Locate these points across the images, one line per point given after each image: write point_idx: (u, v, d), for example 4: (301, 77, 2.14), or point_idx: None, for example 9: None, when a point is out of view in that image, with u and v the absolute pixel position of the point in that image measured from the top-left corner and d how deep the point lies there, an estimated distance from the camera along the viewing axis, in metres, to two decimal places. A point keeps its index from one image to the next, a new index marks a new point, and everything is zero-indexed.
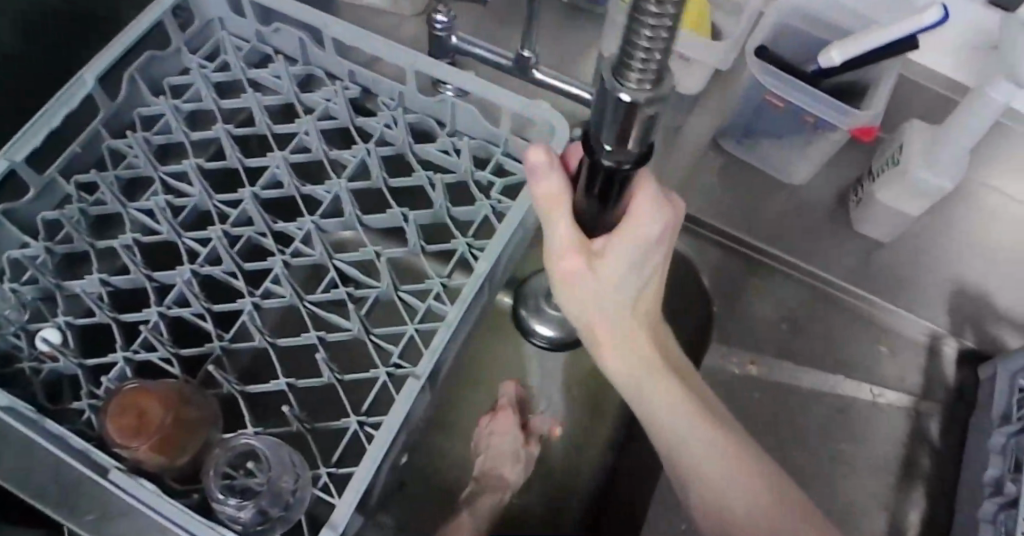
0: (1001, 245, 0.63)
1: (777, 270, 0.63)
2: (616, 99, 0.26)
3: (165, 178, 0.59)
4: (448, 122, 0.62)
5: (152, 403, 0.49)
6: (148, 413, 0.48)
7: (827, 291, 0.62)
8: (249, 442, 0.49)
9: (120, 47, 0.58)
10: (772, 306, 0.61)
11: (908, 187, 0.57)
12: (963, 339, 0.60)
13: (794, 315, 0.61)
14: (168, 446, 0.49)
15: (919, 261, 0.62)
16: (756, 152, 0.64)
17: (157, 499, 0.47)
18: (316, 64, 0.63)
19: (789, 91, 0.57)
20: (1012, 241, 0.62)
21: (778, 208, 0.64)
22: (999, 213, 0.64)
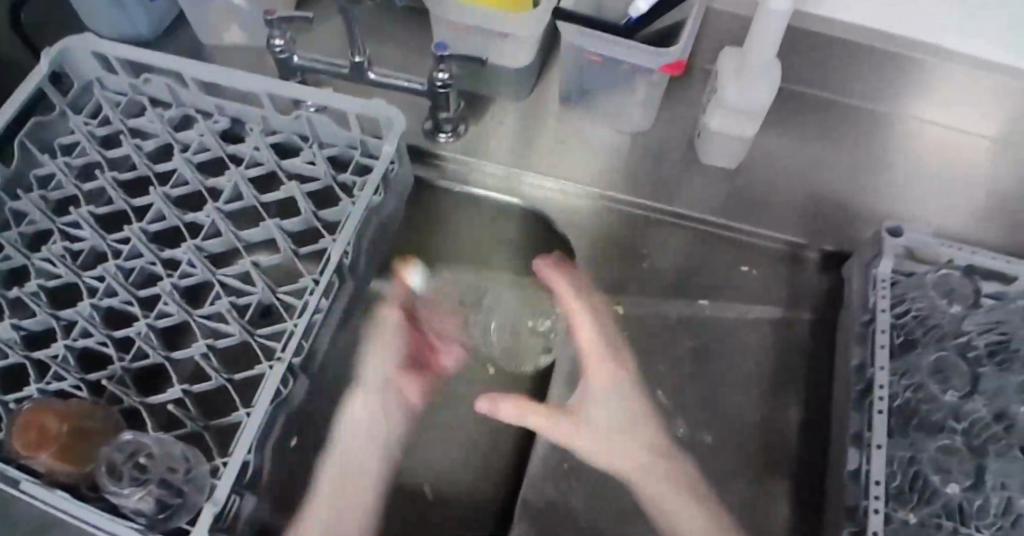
0: (852, 156, 0.69)
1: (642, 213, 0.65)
2: None
3: (63, 228, 0.65)
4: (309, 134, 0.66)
5: (48, 417, 0.54)
6: (46, 426, 0.54)
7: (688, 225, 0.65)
8: (138, 439, 0.55)
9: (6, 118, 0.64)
10: (662, 256, 0.64)
11: (729, 111, 0.61)
12: (823, 245, 0.63)
13: (655, 252, 0.64)
14: (70, 454, 0.55)
15: (798, 176, 0.67)
16: (606, 113, 0.67)
17: (59, 500, 0.50)
18: (188, 105, 0.69)
19: (599, 45, 0.61)
20: (859, 156, 0.69)
21: (637, 158, 0.67)
22: (846, 127, 0.70)
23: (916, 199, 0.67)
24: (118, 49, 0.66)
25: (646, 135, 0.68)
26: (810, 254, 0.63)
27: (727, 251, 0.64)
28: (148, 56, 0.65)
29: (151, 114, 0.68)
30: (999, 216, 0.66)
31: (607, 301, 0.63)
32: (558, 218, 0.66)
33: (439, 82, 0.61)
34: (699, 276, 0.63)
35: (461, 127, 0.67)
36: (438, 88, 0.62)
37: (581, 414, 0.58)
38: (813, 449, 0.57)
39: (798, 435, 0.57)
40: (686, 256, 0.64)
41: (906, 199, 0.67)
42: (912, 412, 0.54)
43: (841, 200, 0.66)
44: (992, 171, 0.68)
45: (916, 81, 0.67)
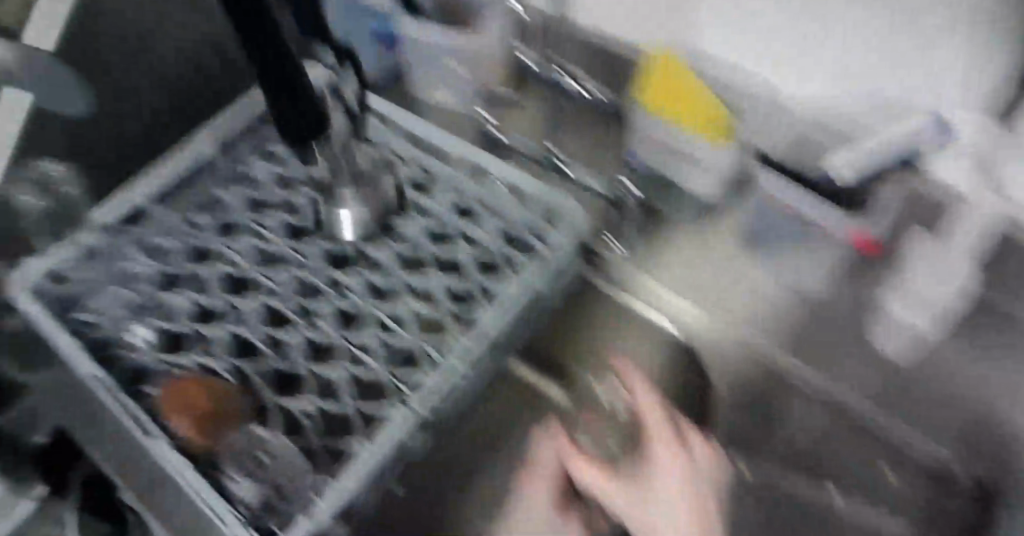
0: None
1: (794, 384, 0.65)
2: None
3: (254, 226, 0.72)
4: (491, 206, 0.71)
5: (199, 389, 0.61)
6: (195, 396, 0.61)
7: (841, 408, 0.63)
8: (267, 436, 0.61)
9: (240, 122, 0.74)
10: (800, 431, 0.66)
11: (916, 299, 0.60)
12: (975, 469, 0.59)
13: (796, 434, 0.67)
14: (204, 428, 0.59)
15: (967, 379, 0.61)
16: (777, 258, 0.68)
17: (182, 470, 0.54)
18: (390, 147, 0.75)
19: (790, 196, 0.62)
20: None
21: (796, 312, 0.66)
22: None
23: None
24: (338, 79, 0.73)
25: (808, 292, 0.67)
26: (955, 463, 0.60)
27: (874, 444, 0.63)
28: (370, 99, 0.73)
29: (356, 149, 0.75)
30: None
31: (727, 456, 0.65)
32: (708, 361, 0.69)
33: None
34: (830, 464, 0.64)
35: (631, 236, 0.69)
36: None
37: (645, 496, 0.58)
38: None
39: None
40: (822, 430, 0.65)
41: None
42: None
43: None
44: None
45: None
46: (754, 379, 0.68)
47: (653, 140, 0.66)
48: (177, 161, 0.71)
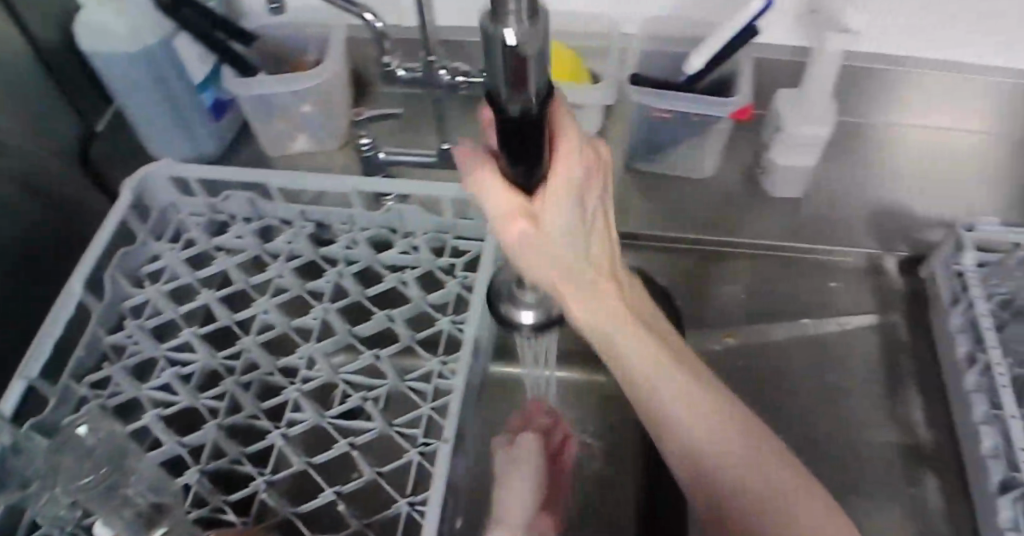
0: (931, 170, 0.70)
1: (728, 252, 0.69)
2: (503, 44, 0.28)
3: (169, 355, 0.66)
4: (400, 226, 0.70)
5: None
6: None
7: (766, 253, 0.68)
8: None
9: (99, 250, 0.65)
10: (734, 289, 0.67)
11: (797, 145, 0.65)
12: (898, 251, 0.67)
13: (758, 287, 0.67)
14: None
15: (748, 224, 0.69)
16: (704, 154, 0.69)
17: None
18: (270, 216, 0.72)
19: (673, 101, 0.65)
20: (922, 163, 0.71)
21: (699, 199, 0.70)
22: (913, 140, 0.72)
23: (1013, 202, 0.69)
24: (194, 170, 0.69)
25: (734, 174, 0.71)
26: (890, 260, 0.67)
27: (814, 287, 0.67)
28: (233, 173, 0.69)
29: (238, 230, 0.71)
30: None
31: (718, 336, 0.66)
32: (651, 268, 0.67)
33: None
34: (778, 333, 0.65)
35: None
36: None
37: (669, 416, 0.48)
38: (949, 442, 0.58)
39: (925, 439, 0.59)
40: (758, 282, 0.67)
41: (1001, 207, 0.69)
42: None
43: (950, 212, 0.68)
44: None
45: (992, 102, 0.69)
46: (695, 261, 0.68)
47: None
48: (52, 321, 0.59)
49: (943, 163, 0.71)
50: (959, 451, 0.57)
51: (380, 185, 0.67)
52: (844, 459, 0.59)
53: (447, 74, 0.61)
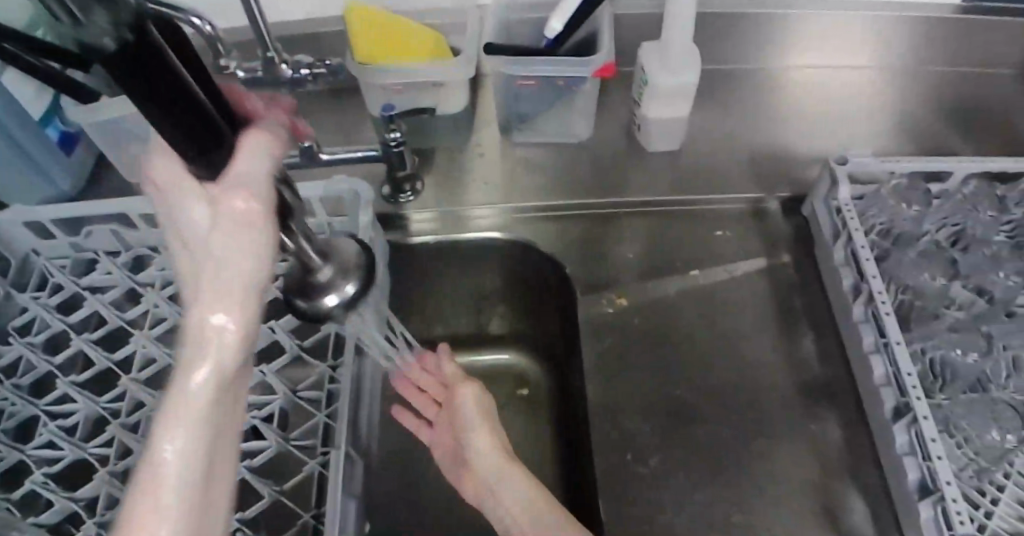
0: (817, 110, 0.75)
1: (620, 215, 0.68)
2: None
3: (48, 408, 0.62)
4: None
5: None
6: None
7: (658, 209, 0.68)
8: None
9: None
10: (629, 249, 0.66)
11: (668, 96, 0.64)
12: (779, 193, 0.68)
13: (650, 245, 0.66)
14: None
15: (639, 184, 0.69)
16: (574, 118, 0.69)
17: None
18: (140, 246, 0.70)
19: (533, 67, 0.63)
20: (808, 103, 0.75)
21: (580, 166, 0.70)
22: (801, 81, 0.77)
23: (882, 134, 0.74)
24: (50, 210, 0.66)
25: (616, 134, 0.71)
26: (771, 202, 0.67)
27: (702, 237, 0.66)
28: (88, 207, 0.66)
29: (105, 266, 0.68)
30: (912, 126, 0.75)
31: (609, 297, 0.64)
32: (540, 239, 0.67)
33: (394, 142, 0.62)
34: (673, 287, 0.64)
35: (417, 184, 0.69)
36: (393, 149, 0.63)
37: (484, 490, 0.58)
38: (844, 374, 0.59)
39: (823, 374, 0.59)
40: (649, 243, 0.66)
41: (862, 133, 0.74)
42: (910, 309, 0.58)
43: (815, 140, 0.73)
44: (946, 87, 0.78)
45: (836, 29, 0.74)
46: (587, 227, 0.68)
47: (389, 89, 0.65)
48: None
49: (801, 96, 0.76)
50: (854, 379, 0.58)
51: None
52: (753, 407, 0.58)
53: (290, 69, 0.58)
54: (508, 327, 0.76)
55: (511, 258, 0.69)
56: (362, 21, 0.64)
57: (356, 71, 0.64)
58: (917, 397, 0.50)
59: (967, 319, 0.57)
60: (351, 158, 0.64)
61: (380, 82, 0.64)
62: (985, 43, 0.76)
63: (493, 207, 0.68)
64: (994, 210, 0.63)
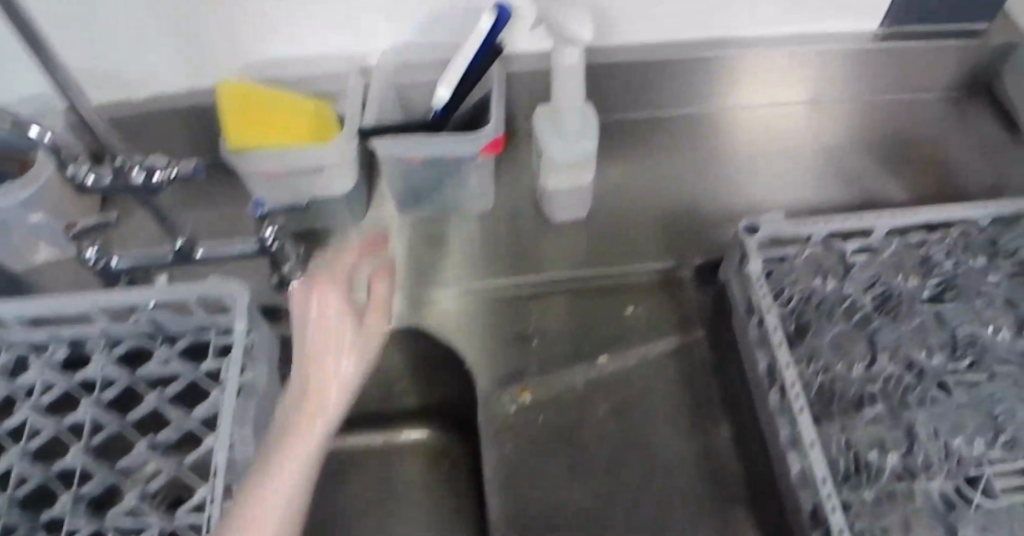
0: (751, 154, 0.72)
1: (541, 293, 0.63)
2: None
3: None
4: (159, 334, 0.63)
5: None
6: None
7: (583, 287, 0.63)
8: None
9: None
10: (553, 330, 0.61)
11: (557, 166, 0.59)
12: (692, 261, 0.64)
13: (574, 327, 0.61)
14: None
15: (552, 258, 0.64)
16: (471, 192, 0.65)
17: None
18: (16, 346, 0.63)
19: (416, 148, 0.58)
20: (742, 152, 0.72)
21: (484, 240, 0.66)
22: (736, 124, 0.74)
23: (812, 179, 0.72)
24: None
25: (523, 201, 0.67)
26: (684, 272, 0.64)
27: (613, 316, 0.62)
28: None
29: None
30: (834, 172, 0.72)
31: (512, 394, 0.59)
32: (440, 327, 0.62)
33: (270, 240, 0.58)
34: (583, 377, 0.60)
35: None
36: (269, 249, 0.59)
37: None
38: (758, 467, 0.55)
39: (739, 468, 0.56)
40: (572, 325, 0.61)
41: (787, 179, 0.71)
42: (831, 392, 0.54)
43: (729, 192, 0.69)
44: (876, 118, 0.77)
45: (743, 72, 0.71)
46: (499, 311, 0.63)
47: (264, 173, 0.61)
48: None
49: (727, 141, 0.73)
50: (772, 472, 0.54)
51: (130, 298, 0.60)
52: (665, 509, 0.54)
53: (142, 175, 0.53)
54: (423, 402, 0.72)
55: (417, 345, 0.64)
56: (235, 102, 0.59)
57: (234, 160, 0.60)
58: (832, 508, 0.46)
59: (887, 402, 0.53)
60: (224, 254, 0.61)
61: (258, 168, 0.60)
62: (908, 66, 0.75)
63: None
64: (916, 275, 0.59)
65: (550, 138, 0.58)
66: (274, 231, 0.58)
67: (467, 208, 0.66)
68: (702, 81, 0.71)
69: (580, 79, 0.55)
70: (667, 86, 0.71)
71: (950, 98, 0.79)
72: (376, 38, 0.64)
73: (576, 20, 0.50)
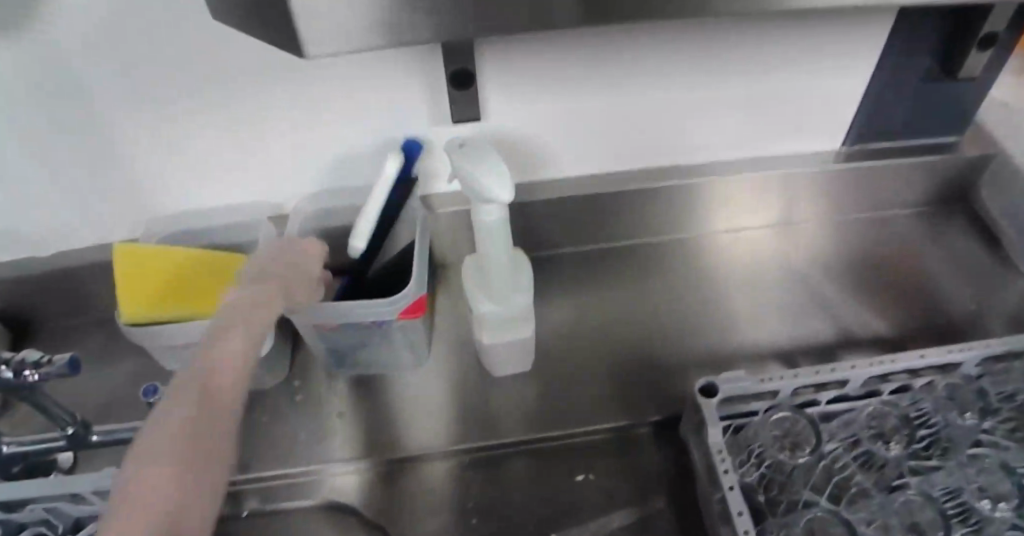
0: (722, 283, 0.67)
1: (502, 455, 0.58)
2: None
3: None
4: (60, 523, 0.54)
5: None
6: None
7: (551, 446, 0.58)
8: None
9: None
10: (518, 497, 0.55)
11: (489, 323, 0.55)
12: (650, 417, 0.58)
13: (538, 495, 0.55)
14: None
15: (496, 418, 0.59)
16: (403, 346, 0.59)
17: None
18: None
19: (334, 312, 0.54)
20: (710, 282, 0.67)
21: (422, 397, 0.61)
22: (703, 252, 0.69)
23: (790, 311, 0.66)
24: None
25: (464, 353, 0.63)
26: (640, 429, 0.58)
27: (565, 485, 0.56)
28: None
29: None
30: (812, 300, 0.67)
31: None
32: (373, 501, 0.56)
33: None
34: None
35: None
36: None
37: None
38: None
39: None
40: (541, 487, 0.56)
41: (762, 311, 0.66)
42: None
43: (685, 332, 0.64)
44: (860, 240, 0.71)
45: (693, 200, 0.67)
46: (440, 480, 0.57)
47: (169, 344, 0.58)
48: None
49: (697, 271, 0.68)
50: None
51: (20, 488, 0.53)
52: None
53: (12, 371, 0.49)
54: None
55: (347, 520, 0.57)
56: (127, 271, 0.55)
57: (128, 331, 0.56)
58: None
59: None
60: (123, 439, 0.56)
61: (159, 335, 0.56)
62: (884, 187, 0.70)
63: (306, 471, 0.57)
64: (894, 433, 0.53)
65: (479, 294, 0.53)
66: None
67: (404, 362, 0.61)
68: (663, 210, 0.67)
69: (508, 237, 0.50)
70: (627, 216, 0.67)
71: (922, 215, 0.73)
72: (295, 184, 0.61)
73: (497, 180, 0.46)
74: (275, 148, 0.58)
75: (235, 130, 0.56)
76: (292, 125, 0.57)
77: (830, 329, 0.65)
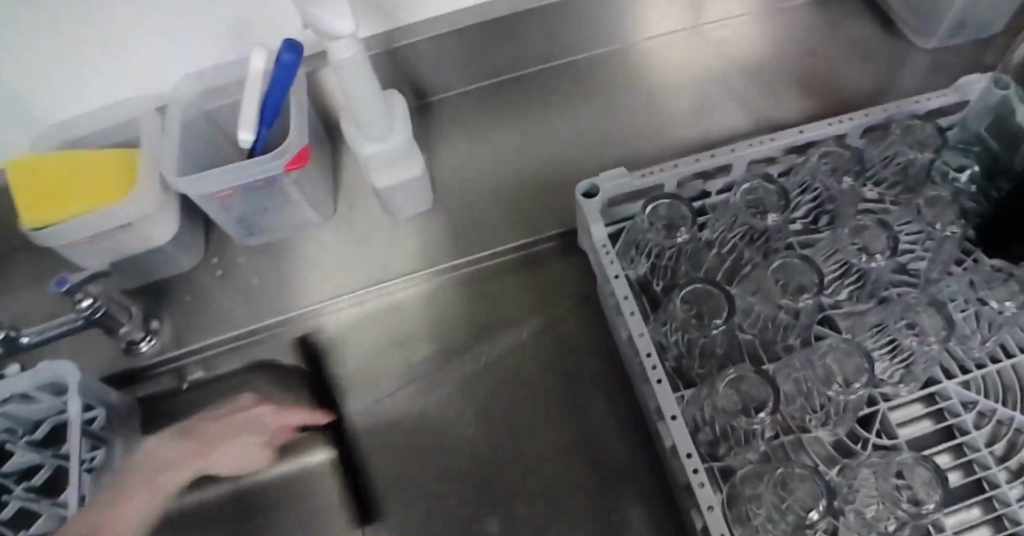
0: (621, 99, 0.67)
1: (410, 292, 0.60)
2: None
3: None
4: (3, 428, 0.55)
5: None
6: None
7: (458, 273, 0.60)
8: None
9: None
10: (429, 323, 0.59)
11: (377, 164, 0.56)
12: (547, 235, 0.60)
13: (444, 324, 0.58)
14: None
15: (405, 259, 0.61)
16: (304, 204, 0.60)
17: None
18: None
19: (228, 177, 0.55)
20: (608, 98, 0.67)
21: (334, 249, 0.62)
22: (599, 69, 0.68)
23: (687, 115, 0.66)
24: None
25: (370, 202, 0.64)
26: (544, 244, 0.60)
27: (474, 309, 0.59)
28: None
29: None
30: (709, 104, 0.67)
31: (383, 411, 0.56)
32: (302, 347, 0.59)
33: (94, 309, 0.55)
34: (449, 378, 0.57)
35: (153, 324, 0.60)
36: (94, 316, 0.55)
37: None
38: (642, 437, 0.53)
39: (620, 440, 0.53)
40: (447, 315, 0.59)
41: (660, 119, 0.66)
42: (697, 352, 0.51)
43: (585, 154, 0.64)
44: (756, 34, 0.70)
45: (582, 18, 0.64)
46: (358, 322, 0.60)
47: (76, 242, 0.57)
48: None
49: (593, 89, 0.68)
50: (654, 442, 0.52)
51: None
52: (549, 500, 0.51)
53: None
54: None
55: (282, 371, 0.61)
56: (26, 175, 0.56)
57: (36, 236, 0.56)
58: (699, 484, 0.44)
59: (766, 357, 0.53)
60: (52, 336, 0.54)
61: (67, 235, 0.56)
62: None
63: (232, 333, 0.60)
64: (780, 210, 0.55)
65: (356, 136, 0.54)
66: (94, 300, 0.54)
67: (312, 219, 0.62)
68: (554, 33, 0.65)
69: (369, 74, 0.51)
70: (514, 46, 0.65)
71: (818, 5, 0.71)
72: (169, 67, 0.60)
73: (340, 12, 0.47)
74: (128, 30, 0.56)
75: (79, 17, 0.54)
76: (131, 5, 0.54)
77: (728, 130, 0.65)
